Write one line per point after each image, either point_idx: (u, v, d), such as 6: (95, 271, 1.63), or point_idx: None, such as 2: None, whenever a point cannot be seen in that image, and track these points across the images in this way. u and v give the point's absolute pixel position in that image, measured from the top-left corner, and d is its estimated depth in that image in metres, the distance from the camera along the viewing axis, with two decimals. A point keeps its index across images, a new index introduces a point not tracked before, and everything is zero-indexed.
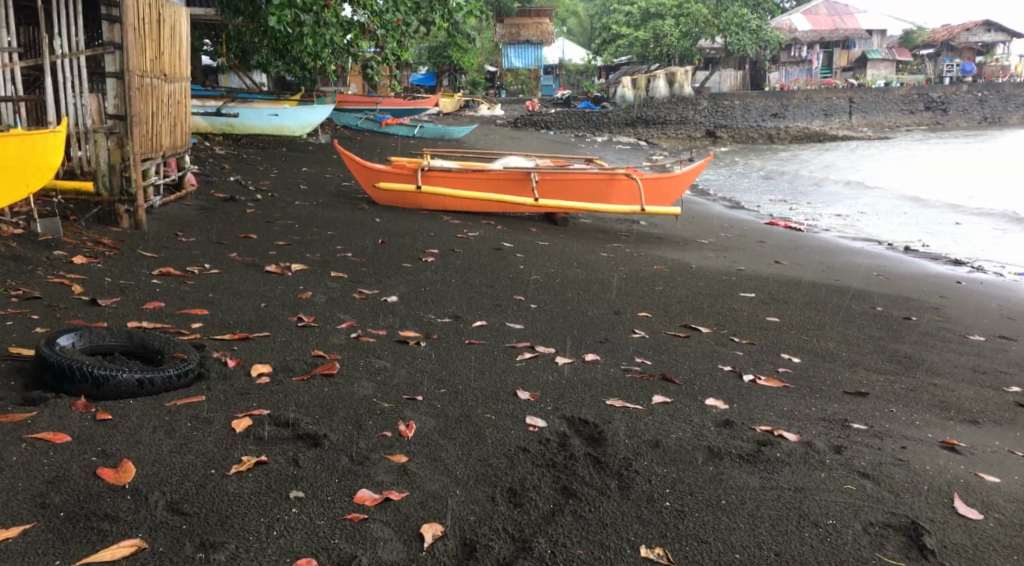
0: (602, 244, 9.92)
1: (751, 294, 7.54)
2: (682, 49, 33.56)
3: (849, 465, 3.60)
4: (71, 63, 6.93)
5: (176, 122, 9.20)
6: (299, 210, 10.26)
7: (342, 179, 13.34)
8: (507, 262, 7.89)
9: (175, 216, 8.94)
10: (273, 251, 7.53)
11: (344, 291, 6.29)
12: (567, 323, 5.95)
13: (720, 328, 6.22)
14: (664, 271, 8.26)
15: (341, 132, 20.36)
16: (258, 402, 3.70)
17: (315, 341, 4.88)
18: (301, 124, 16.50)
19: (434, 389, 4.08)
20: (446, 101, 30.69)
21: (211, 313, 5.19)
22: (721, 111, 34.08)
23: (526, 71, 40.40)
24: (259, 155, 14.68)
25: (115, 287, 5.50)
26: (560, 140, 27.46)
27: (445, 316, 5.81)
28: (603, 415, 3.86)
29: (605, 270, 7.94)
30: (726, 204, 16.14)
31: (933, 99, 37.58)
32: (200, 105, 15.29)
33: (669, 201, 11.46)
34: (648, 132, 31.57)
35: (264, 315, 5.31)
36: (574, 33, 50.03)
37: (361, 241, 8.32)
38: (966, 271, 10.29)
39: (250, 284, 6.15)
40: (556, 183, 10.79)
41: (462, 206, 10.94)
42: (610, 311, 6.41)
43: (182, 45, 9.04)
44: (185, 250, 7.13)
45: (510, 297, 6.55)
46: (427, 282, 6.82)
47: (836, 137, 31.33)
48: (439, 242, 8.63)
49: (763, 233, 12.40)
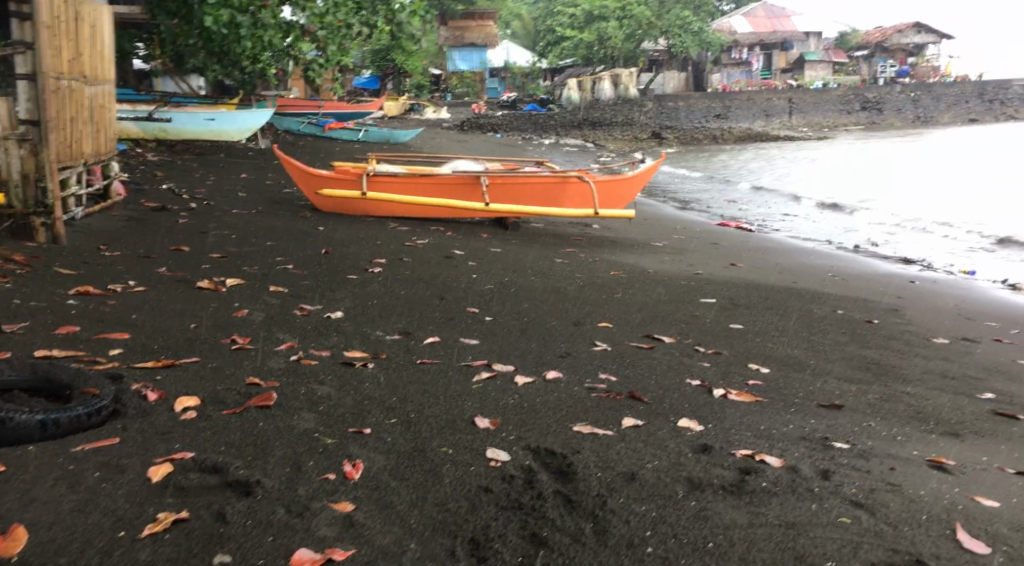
0: (556, 249, 9.60)
1: (712, 299, 7.20)
2: (626, 51, 33.53)
3: (840, 494, 3.32)
4: None
5: (97, 127, 8.71)
6: (236, 219, 9.77)
7: (282, 185, 12.83)
8: (459, 270, 7.51)
9: (100, 229, 8.42)
10: (206, 264, 7.07)
11: (284, 307, 5.87)
12: (523, 338, 5.59)
13: (684, 337, 5.88)
14: (621, 277, 7.93)
15: (283, 137, 19.79)
16: (180, 444, 3.30)
17: (250, 366, 4.48)
18: (240, 129, 15.84)
19: (383, 418, 3.71)
20: (389, 105, 30.39)
21: (133, 338, 4.85)
22: (665, 112, 33.89)
23: (470, 74, 40.04)
24: (194, 161, 14.08)
25: (25, 311, 5.04)
26: (507, 142, 27.03)
27: (395, 333, 5.43)
28: (572, 444, 3.50)
29: (561, 277, 7.61)
30: (676, 206, 15.90)
31: (869, 99, 37.99)
32: (128, 110, 14.73)
33: (622, 203, 11.17)
34: (593, 134, 31.42)
35: (192, 339, 4.89)
36: (518, 35, 49.77)
37: (303, 251, 7.88)
38: (918, 270, 9.88)
39: (178, 304, 5.71)
40: (506, 186, 10.43)
41: (409, 211, 10.51)
42: (569, 323, 6.07)
43: (102, 45, 8.58)
44: (108, 268, 6.65)
45: (463, 310, 6.18)
46: (374, 296, 6.42)
47: (778, 139, 31.42)
48: (386, 251, 8.22)
49: (717, 235, 12.13)
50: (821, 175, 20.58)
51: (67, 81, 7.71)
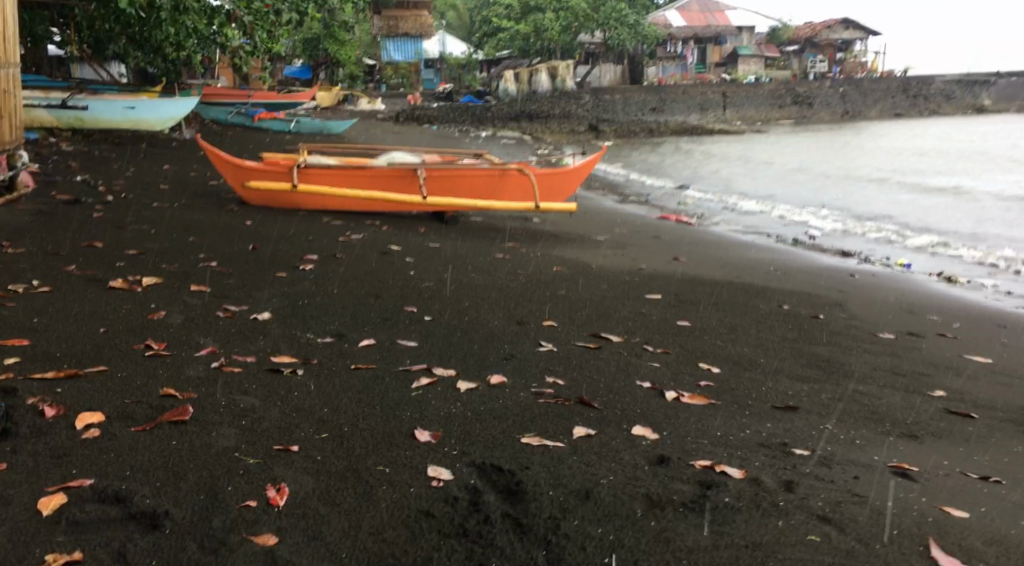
0: (494, 244, 9.30)
1: (657, 295, 6.97)
2: (562, 43, 33.33)
3: (807, 508, 3.10)
4: None
5: (1, 114, 8.14)
6: (157, 212, 9.29)
7: (208, 177, 12.28)
8: (395, 267, 7.18)
9: (5, 224, 7.87)
10: (121, 262, 6.62)
11: (205, 308, 5.48)
12: (464, 339, 5.29)
13: (631, 337, 5.64)
14: (564, 273, 7.67)
15: (211, 127, 19.11)
16: (77, 469, 3.00)
17: (165, 376, 4.11)
18: (161, 119, 15.09)
19: (313, 433, 3.39)
20: (322, 95, 29.90)
21: (34, 344, 4.44)
22: (602, 105, 33.61)
23: (406, 66, 39.51)
24: (114, 151, 13.42)
25: None
26: (443, 134, 26.58)
27: (327, 336, 5.08)
28: (520, 459, 3.24)
29: (502, 274, 7.31)
30: (616, 199, 15.73)
31: (799, 94, 38.48)
32: (41, 97, 13.92)
33: (562, 196, 10.94)
34: (530, 127, 31.17)
35: (100, 345, 4.50)
36: (454, 27, 49.28)
37: (228, 247, 7.45)
38: (856, 263, 9.84)
39: (87, 306, 5.30)
40: (444, 178, 10.10)
41: (342, 205, 10.09)
42: (512, 322, 5.79)
43: (3, 27, 8.03)
44: (11, 267, 6.17)
45: (400, 309, 5.85)
46: (304, 295, 6.05)
47: (713, 132, 31.55)
48: (319, 246, 7.83)
49: (658, 229, 11.96)
50: (757, 168, 20.62)
51: None
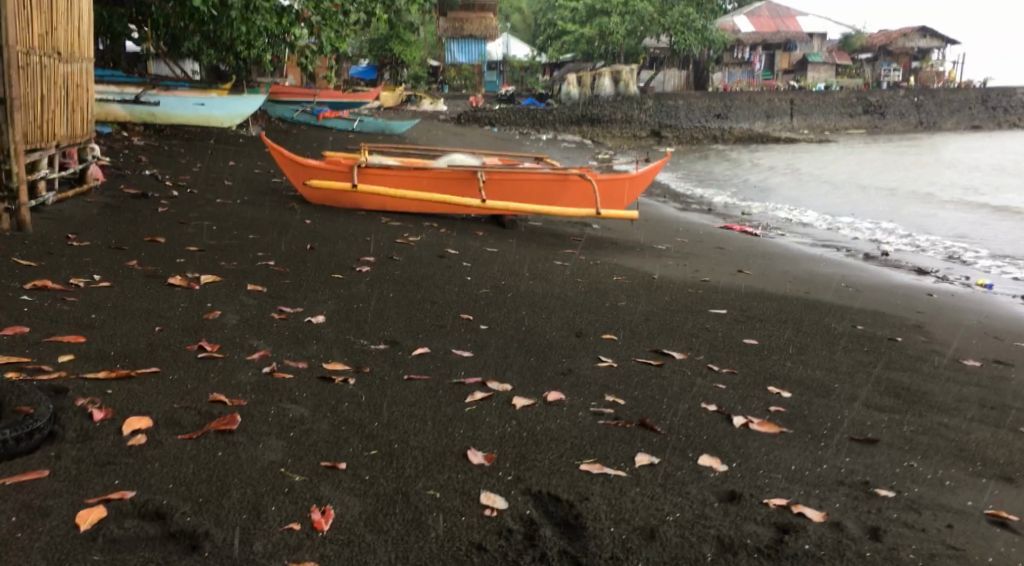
0: (554, 250, 9.11)
1: (722, 310, 6.69)
2: (628, 47, 32.90)
3: (895, 560, 2.87)
4: None
5: (73, 107, 8.21)
6: (219, 208, 9.31)
7: (271, 174, 12.31)
8: (452, 272, 7.03)
9: (72, 216, 7.94)
10: (181, 258, 6.59)
11: (261, 309, 5.40)
12: (521, 351, 5.11)
13: (695, 354, 5.40)
14: (625, 283, 7.45)
15: (275, 125, 19.28)
16: (120, 479, 2.91)
17: (217, 380, 3.99)
18: (230, 115, 15.47)
19: (361, 449, 3.25)
20: (386, 95, 30.03)
21: (89, 341, 4.37)
22: (664, 111, 33.19)
23: (469, 67, 39.54)
24: (181, 146, 13.57)
25: None
26: (504, 137, 26.46)
27: (380, 342, 4.95)
28: (579, 488, 3.08)
29: (562, 282, 7.11)
30: (678, 207, 15.41)
31: (871, 103, 37.44)
32: (117, 92, 13.99)
33: (624, 203, 10.71)
34: (592, 131, 30.86)
35: (154, 345, 4.43)
36: (519, 29, 49.18)
37: (286, 246, 7.39)
38: (932, 282, 9.41)
39: (145, 302, 5.25)
40: (504, 182, 9.95)
41: (401, 206, 10.01)
42: (571, 334, 5.60)
43: (79, 22, 8.08)
44: (74, 260, 6.17)
45: (456, 317, 5.69)
46: (360, 298, 5.94)
47: (780, 141, 30.88)
48: (376, 248, 7.73)
49: (722, 239, 11.64)
50: (827, 179, 20.03)
51: (39, 57, 7.23)
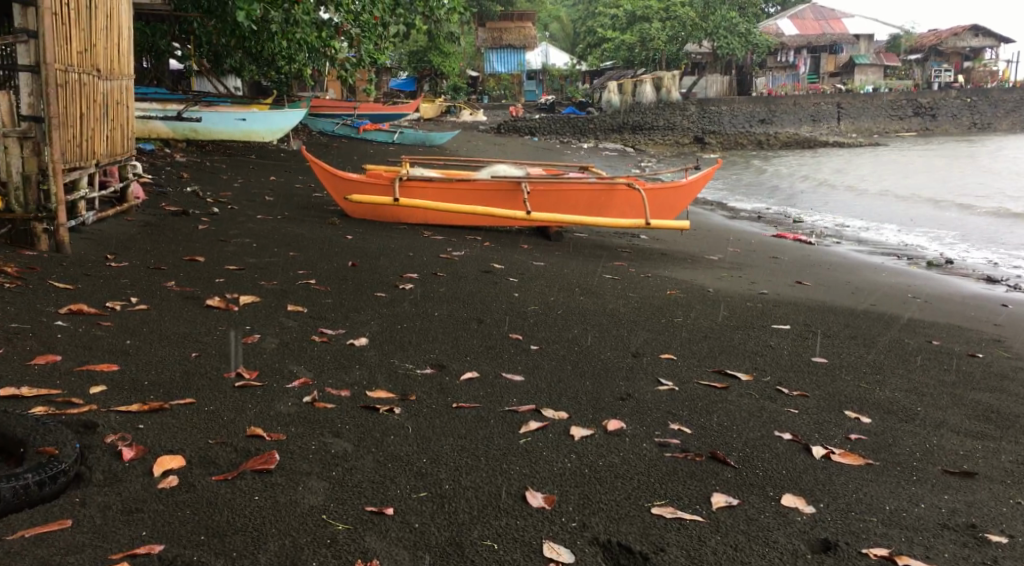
0: (603, 263, 8.82)
1: (785, 325, 6.32)
2: (669, 53, 32.45)
3: None
4: None
5: (113, 125, 8.08)
6: (260, 225, 9.16)
7: (312, 189, 12.18)
8: (499, 288, 6.76)
9: (112, 235, 7.82)
10: (220, 278, 6.41)
11: (301, 331, 5.17)
12: (575, 373, 4.82)
13: (762, 375, 5.06)
14: (680, 297, 7.11)
15: (316, 138, 19.22)
16: (148, 530, 2.71)
17: (255, 411, 3.75)
18: (271, 130, 15.27)
19: (410, 491, 3.03)
20: (426, 106, 29.97)
21: (123, 369, 4.17)
22: (707, 117, 32.67)
23: (509, 76, 39.37)
24: (224, 162, 13.50)
25: (3, 335, 4.44)
26: (545, 146, 26.21)
27: (426, 366, 4.69)
28: (652, 536, 2.92)
29: (614, 298, 6.81)
30: (726, 215, 15.01)
31: (921, 105, 36.53)
32: (160, 109, 14.07)
33: (673, 213, 10.37)
34: (634, 139, 30.47)
35: (190, 372, 4.21)
36: (558, 37, 48.89)
37: (326, 263, 7.17)
38: (1004, 291, 8.95)
39: (181, 326, 5.05)
40: (549, 193, 9.70)
41: (444, 219, 9.79)
42: (627, 354, 5.29)
43: (119, 38, 7.96)
44: (111, 282, 6.01)
45: (506, 336, 5.43)
46: (404, 318, 5.69)
47: (827, 145, 30.22)
48: (419, 264, 7.48)
49: (775, 248, 11.23)
50: (880, 183, 19.43)
51: (77, 74, 7.10)
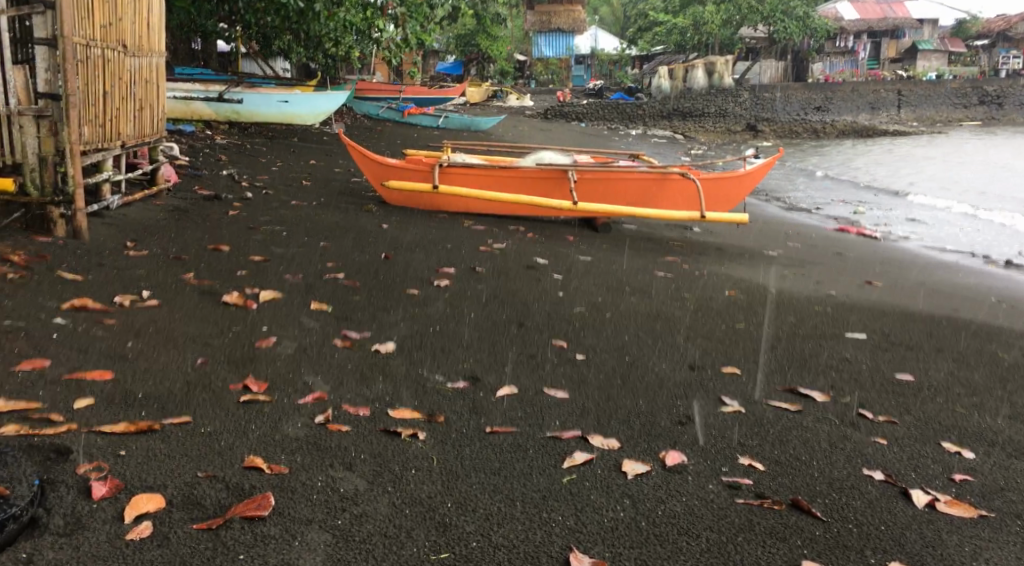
0: (655, 258, 8.22)
1: (861, 335, 5.68)
2: (723, 38, 31.51)
3: None
4: None
5: (141, 105, 7.65)
6: (293, 211, 8.71)
7: (351, 174, 11.72)
8: (543, 286, 6.20)
9: (136, 220, 7.40)
10: (242, 270, 5.94)
11: (322, 334, 4.66)
12: (626, 389, 4.26)
13: (840, 395, 4.44)
14: (740, 299, 6.50)
15: (359, 122, 18.81)
16: None
17: (258, 434, 3.26)
18: (315, 113, 14.95)
19: (428, 551, 2.66)
20: (473, 91, 29.59)
21: (118, 378, 3.70)
22: (760, 103, 31.57)
23: (557, 61, 38.75)
24: (263, 145, 13.12)
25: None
26: (592, 133, 25.50)
27: (458, 378, 4.17)
28: None
29: (670, 299, 6.22)
30: (783, 206, 14.26)
31: (988, 93, 34.98)
32: (201, 90, 13.41)
33: (730, 204, 9.71)
34: (685, 126, 29.65)
35: (191, 384, 3.72)
36: (607, 22, 48.23)
37: (358, 256, 6.68)
38: None
39: (192, 326, 4.58)
40: (597, 182, 9.12)
41: (486, 207, 9.26)
42: (684, 366, 4.71)
43: (148, 13, 7.52)
44: (125, 273, 5.57)
45: (549, 343, 4.89)
46: (436, 320, 5.17)
47: (887, 133, 29.02)
48: (458, 257, 6.95)
49: (839, 243, 10.51)
50: (948, 174, 18.42)
51: (100, 49, 6.67)
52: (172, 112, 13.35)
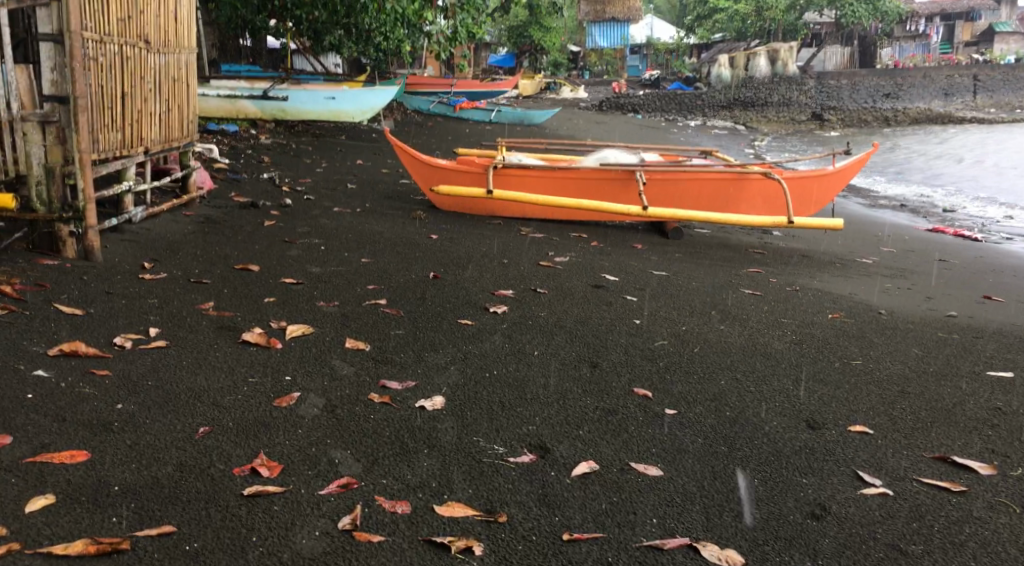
0: (737, 270, 7.26)
1: (1007, 374, 4.65)
2: (787, 24, 30.08)
3: None
4: None
5: (169, 106, 6.88)
6: (334, 220, 7.94)
7: (400, 175, 10.94)
8: (616, 314, 5.31)
9: (161, 234, 6.68)
10: (270, 297, 5.15)
11: (356, 386, 3.84)
12: (732, 461, 3.32)
13: (1008, 466, 3.47)
14: (848, 322, 5.51)
15: (409, 117, 18.09)
16: None
17: (261, 555, 2.57)
18: (362, 109, 13.82)
19: None
20: (525, 83, 28.80)
21: (96, 460, 2.95)
22: (827, 91, 29.98)
23: (611, 52, 37.66)
24: (309, 144, 12.42)
25: None
26: (650, 125, 24.38)
27: (522, 449, 3.31)
28: None
29: (767, 326, 5.27)
30: (864, 203, 13.09)
31: None
32: (246, 86, 12.72)
33: (819, 206, 8.68)
34: (746, 116, 28.30)
35: (184, 465, 2.95)
36: (661, 12, 47.29)
37: (403, 275, 5.86)
38: None
39: (202, 376, 3.79)
40: (667, 183, 8.20)
41: (545, 213, 8.41)
42: (800, 425, 3.72)
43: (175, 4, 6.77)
44: (135, 304, 4.82)
45: (630, 393, 3.99)
46: (492, 361, 4.31)
47: (964, 121, 27.25)
48: (517, 276, 6.08)
49: (940, 246, 9.39)
50: None
51: (118, 45, 5.92)
52: (218, 110, 12.65)
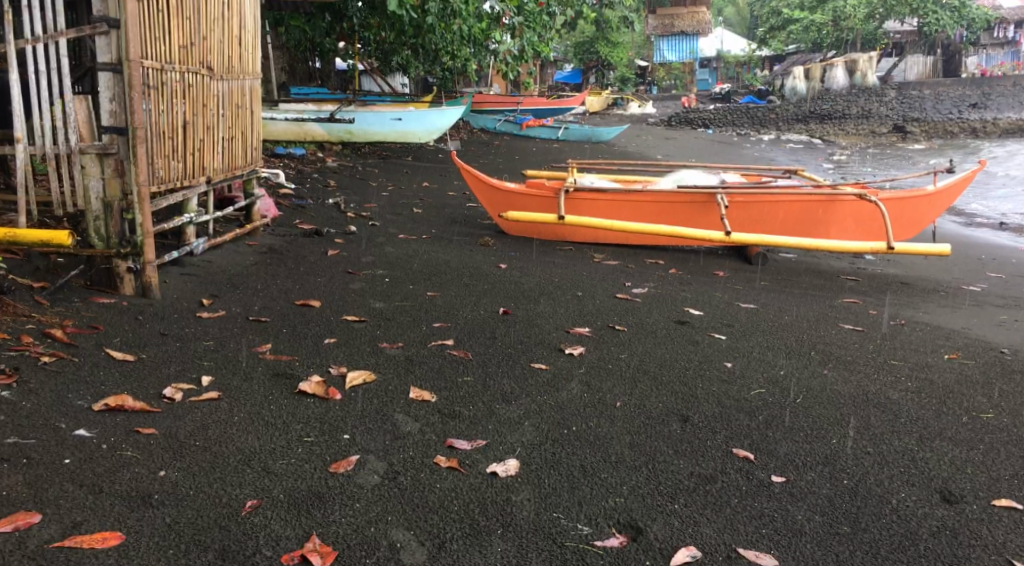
0: (830, 300, 6.71)
1: None
2: (866, 33, 29.08)
3: None
4: (47, 50, 4.74)
5: (232, 134, 6.62)
6: (400, 248, 7.61)
7: (467, 199, 10.62)
8: (705, 355, 4.84)
9: (222, 266, 6.42)
10: (331, 337, 4.81)
11: (420, 446, 3.45)
12: (858, 546, 2.98)
13: None
14: (967, 365, 4.93)
15: (476, 136, 17.83)
16: None
17: None
18: (429, 130, 13.45)
19: None
20: (593, 100, 28.38)
21: (130, 543, 2.72)
22: (907, 102, 28.78)
23: (680, 66, 36.93)
24: (375, 166, 12.20)
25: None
26: (723, 141, 23.68)
27: (611, 529, 2.97)
28: None
29: (876, 370, 4.73)
30: (959, 221, 12.30)
31: None
32: (314, 109, 12.47)
33: (917, 228, 8.02)
34: (822, 129, 27.31)
35: (226, 553, 2.71)
36: (730, 25, 46.49)
37: (472, 311, 5.48)
38: None
39: (255, 435, 3.44)
40: (750, 204, 7.68)
41: (620, 238, 7.96)
42: (934, 497, 3.30)
43: (238, 28, 6.52)
44: (190, 346, 4.52)
45: (730, 453, 3.54)
46: (571, 413, 3.89)
47: None
48: (593, 311, 5.65)
49: None
50: None
51: (179, 73, 5.67)
52: (285, 134, 12.33)
